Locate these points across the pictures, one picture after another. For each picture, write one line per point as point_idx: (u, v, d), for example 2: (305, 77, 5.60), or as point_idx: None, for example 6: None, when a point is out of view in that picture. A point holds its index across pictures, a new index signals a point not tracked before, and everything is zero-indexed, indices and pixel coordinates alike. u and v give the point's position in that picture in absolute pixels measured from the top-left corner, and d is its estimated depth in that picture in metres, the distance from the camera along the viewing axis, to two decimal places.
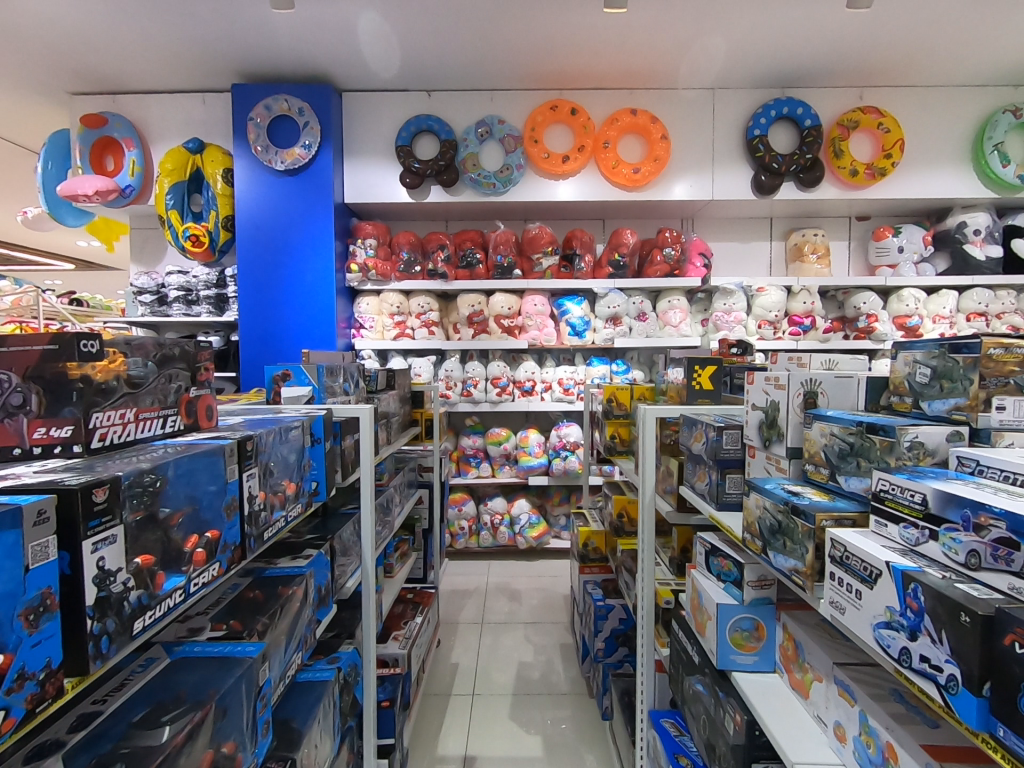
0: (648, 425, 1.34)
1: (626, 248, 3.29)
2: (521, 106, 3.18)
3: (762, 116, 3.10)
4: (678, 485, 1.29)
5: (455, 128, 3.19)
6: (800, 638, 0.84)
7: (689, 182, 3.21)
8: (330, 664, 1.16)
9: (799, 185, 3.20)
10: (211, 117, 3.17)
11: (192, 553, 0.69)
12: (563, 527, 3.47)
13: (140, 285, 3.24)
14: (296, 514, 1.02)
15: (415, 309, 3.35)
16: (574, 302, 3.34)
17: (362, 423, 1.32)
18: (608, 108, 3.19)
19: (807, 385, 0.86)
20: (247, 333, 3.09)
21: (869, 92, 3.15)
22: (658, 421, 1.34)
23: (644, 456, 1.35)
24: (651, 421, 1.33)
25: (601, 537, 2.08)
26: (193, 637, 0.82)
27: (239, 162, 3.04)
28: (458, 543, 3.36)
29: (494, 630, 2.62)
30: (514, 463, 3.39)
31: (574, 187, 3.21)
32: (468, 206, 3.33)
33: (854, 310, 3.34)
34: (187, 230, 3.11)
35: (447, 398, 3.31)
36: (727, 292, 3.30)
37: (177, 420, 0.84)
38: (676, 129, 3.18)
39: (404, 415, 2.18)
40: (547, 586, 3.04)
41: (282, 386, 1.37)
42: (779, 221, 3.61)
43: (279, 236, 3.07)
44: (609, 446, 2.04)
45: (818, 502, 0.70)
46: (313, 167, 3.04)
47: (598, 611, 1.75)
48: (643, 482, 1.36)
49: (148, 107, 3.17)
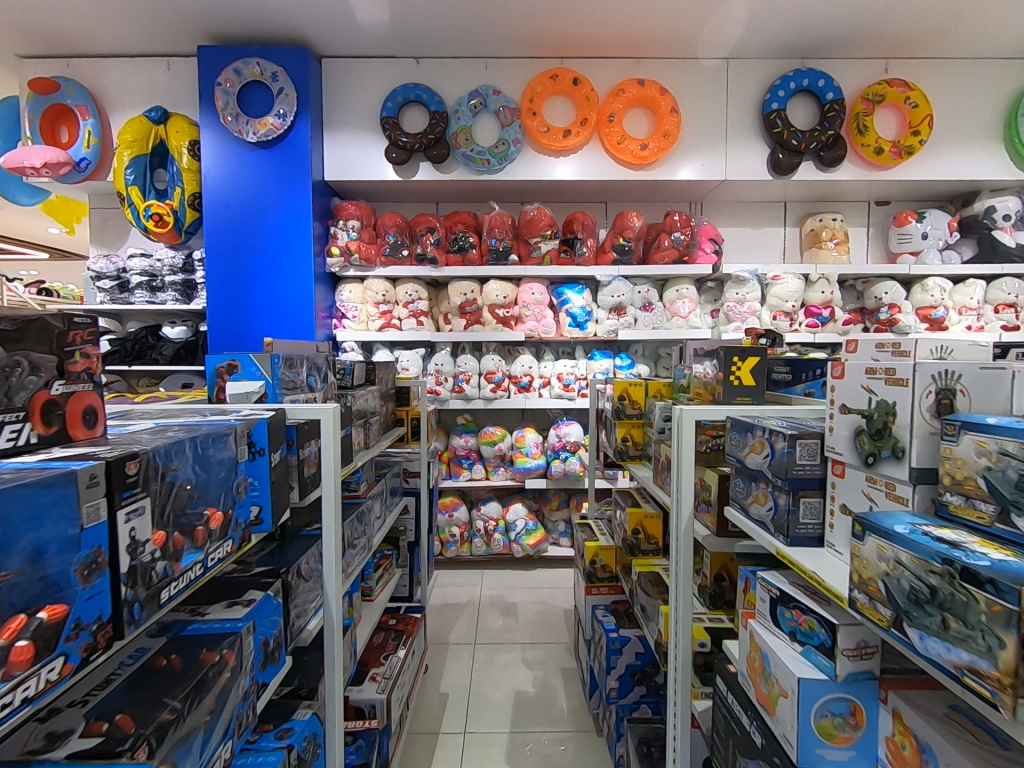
0: (685, 430, 1.08)
1: (631, 232, 3.04)
2: (519, 76, 2.91)
3: (781, 89, 2.85)
4: (720, 505, 1.05)
5: (446, 99, 2.91)
6: (933, 741, 0.57)
7: (699, 162, 2.95)
8: (279, 741, 0.90)
9: (819, 165, 2.95)
10: (177, 84, 2.88)
11: (12, 649, 0.41)
12: (562, 533, 3.22)
13: (98, 269, 2.95)
14: (224, 556, 0.75)
15: (402, 297, 3.08)
16: (575, 291, 3.08)
17: (324, 428, 1.04)
18: (613, 80, 2.93)
19: (941, 378, 0.60)
20: (215, 325, 2.81)
21: (894, 65, 2.91)
22: (696, 424, 1.08)
23: (679, 468, 1.09)
24: (688, 425, 1.07)
25: (610, 553, 1.82)
26: (50, 753, 0.55)
27: (206, 134, 2.74)
28: (448, 552, 3.10)
29: (489, 650, 2.37)
30: (510, 465, 3.14)
31: (575, 165, 2.95)
32: (460, 185, 3.07)
33: (875, 300, 3.12)
34: (148, 208, 2.83)
35: (436, 394, 3.06)
36: (740, 280, 3.05)
37: (27, 430, 0.58)
38: (687, 103, 2.92)
39: (387, 414, 1.92)
40: (546, 599, 2.79)
41: (227, 380, 1.10)
42: (793, 205, 3.37)
43: (251, 217, 2.78)
44: (619, 450, 1.81)
45: (1001, 562, 0.45)
46: (288, 139, 2.75)
47: (610, 645, 1.50)
48: (678, 501, 1.11)
49: (106, 72, 2.87)
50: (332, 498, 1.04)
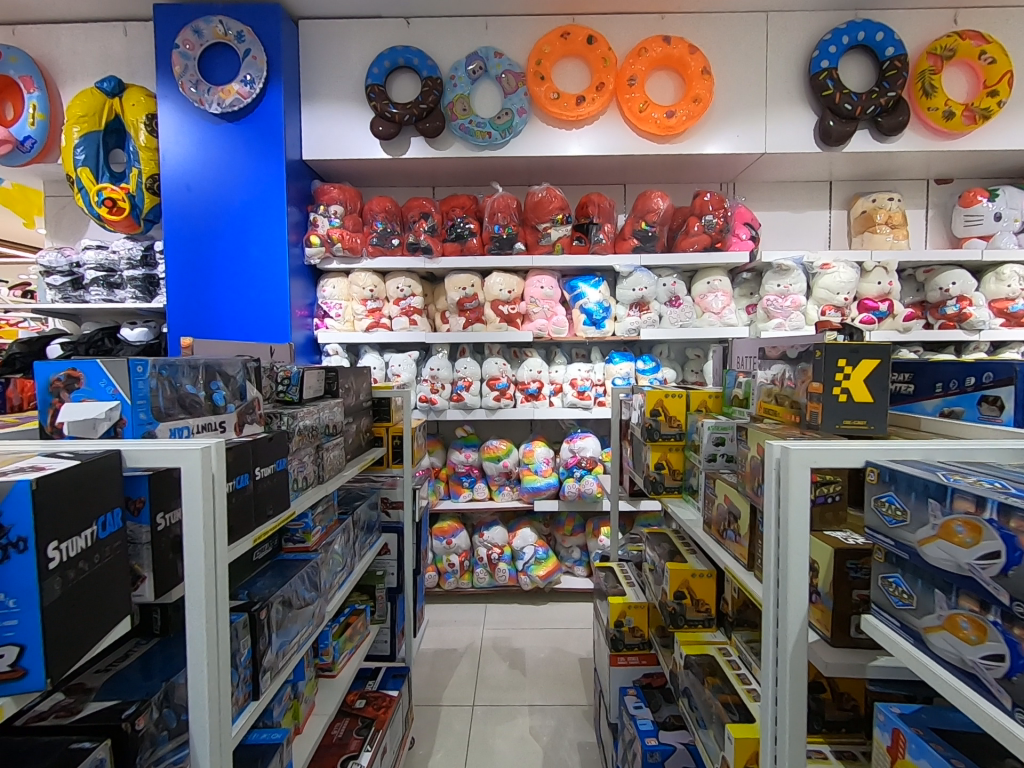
0: (796, 480, 0.65)
1: (655, 216, 2.64)
2: (525, 36, 2.52)
3: (832, 44, 2.43)
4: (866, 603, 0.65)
5: (440, 64, 2.53)
6: None
7: (737, 133, 2.53)
8: None
9: (876, 133, 2.51)
10: (136, 52, 2.53)
11: None
12: (576, 562, 2.82)
13: (48, 263, 2.59)
14: None
15: (392, 292, 2.71)
16: (590, 284, 2.69)
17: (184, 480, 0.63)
18: (633, 38, 2.52)
19: None
20: (176, 326, 2.45)
21: (965, 15, 2.47)
22: (808, 471, 0.66)
23: (791, 544, 0.66)
24: (800, 474, 0.65)
25: (641, 613, 1.41)
26: None
27: (162, 106, 2.38)
28: (447, 584, 2.71)
29: (490, 712, 1.97)
30: (517, 484, 2.74)
31: (591, 138, 2.54)
32: (457, 165, 2.67)
33: (939, 292, 2.69)
34: (101, 192, 2.48)
35: (431, 403, 2.67)
36: (782, 269, 2.62)
37: None
38: (720, 63, 2.51)
39: (359, 435, 1.54)
40: (558, 643, 2.39)
41: (64, 401, 0.71)
42: (840, 185, 2.95)
43: (215, 201, 2.41)
44: (652, 481, 1.40)
45: None
46: (257, 109, 2.38)
47: (649, 759, 1.09)
48: (780, 598, 0.67)
49: (55, 40, 2.52)
50: (205, 598, 0.64)
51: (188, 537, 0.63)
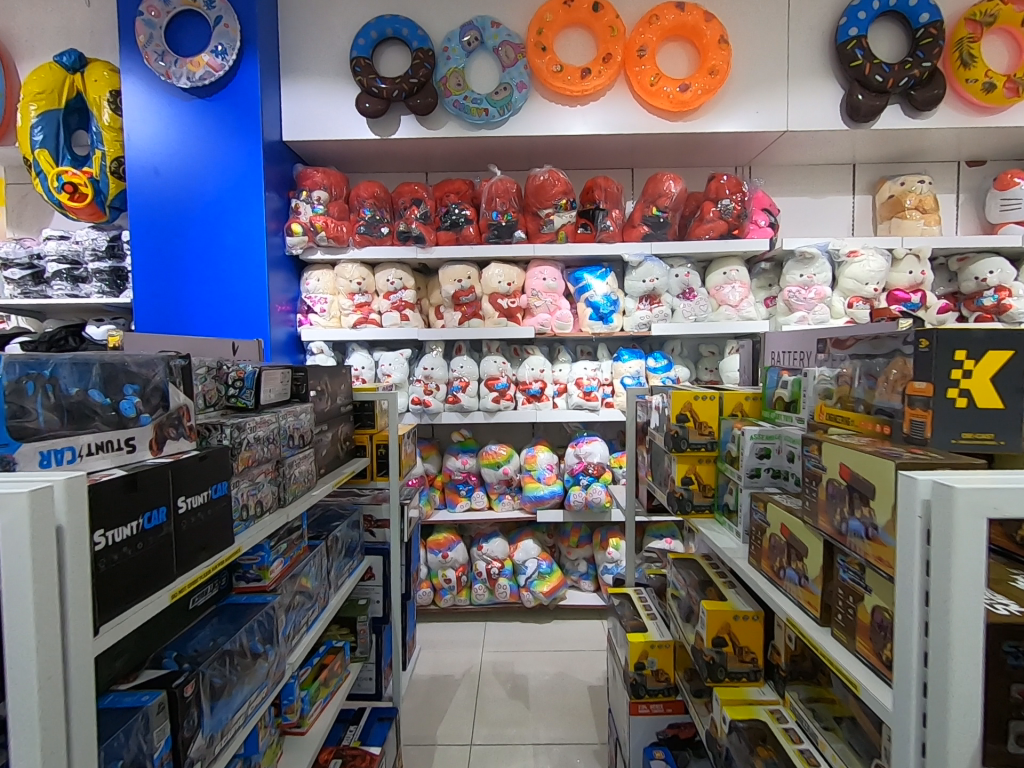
0: (960, 536, 0.45)
1: (667, 200, 2.43)
2: (525, 3, 2.31)
3: (862, 9, 2.21)
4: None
5: (432, 36, 2.32)
6: None
7: (757, 108, 2.31)
8: None
9: (907, 109, 2.30)
10: (99, 24, 2.32)
11: None
12: (583, 576, 2.61)
13: (6, 255, 2.38)
14: None
15: (382, 285, 2.49)
16: (596, 276, 2.48)
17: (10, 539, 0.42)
18: (644, 7, 2.31)
19: None
20: (144, 322, 2.24)
21: None
22: (974, 521, 0.45)
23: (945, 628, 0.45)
24: (970, 523, 0.45)
25: (666, 653, 1.20)
26: None
27: (127, 81, 2.17)
28: (443, 601, 2.50)
29: (490, 752, 1.76)
30: (518, 492, 2.53)
31: (598, 114, 2.33)
32: (451, 146, 2.45)
33: (975, 282, 2.48)
34: (61, 177, 2.26)
35: (425, 405, 2.45)
36: (805, 258, 2.41)
37: None
38: (738, 33, 2.29)
39: (336, 444, 1.33)
40: (565, 667, 2.18)
41: None
42: (864, 168, 2.74)
43: (186, 185, 2.20)
44: (677, 499, 1.19)
45: None
46: (230, 84, 2.16)
47: None
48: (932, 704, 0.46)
49: (11, 10, 2.31)
50: (43, 713, 0.43)
51: (7, 624, 0.42)
